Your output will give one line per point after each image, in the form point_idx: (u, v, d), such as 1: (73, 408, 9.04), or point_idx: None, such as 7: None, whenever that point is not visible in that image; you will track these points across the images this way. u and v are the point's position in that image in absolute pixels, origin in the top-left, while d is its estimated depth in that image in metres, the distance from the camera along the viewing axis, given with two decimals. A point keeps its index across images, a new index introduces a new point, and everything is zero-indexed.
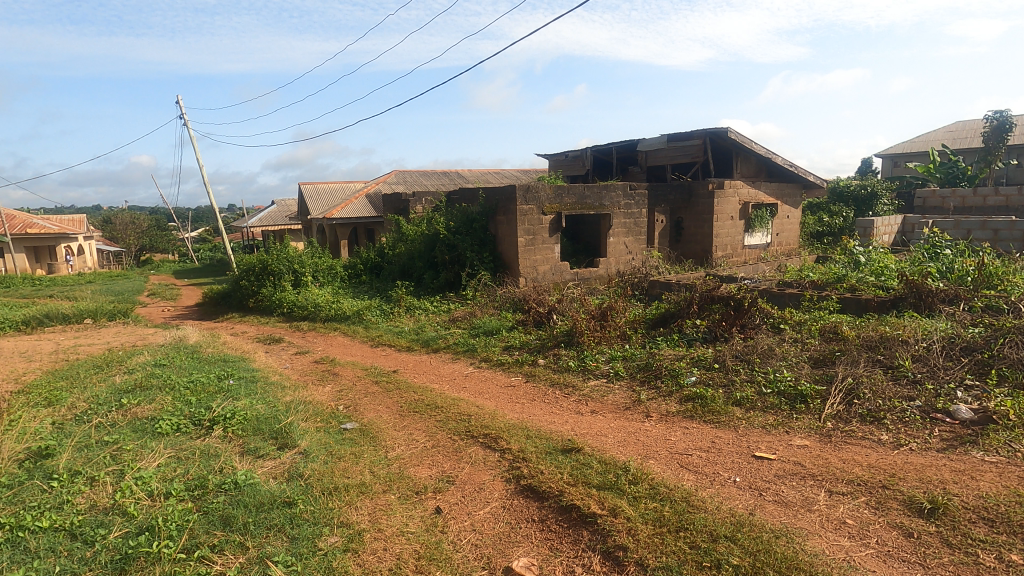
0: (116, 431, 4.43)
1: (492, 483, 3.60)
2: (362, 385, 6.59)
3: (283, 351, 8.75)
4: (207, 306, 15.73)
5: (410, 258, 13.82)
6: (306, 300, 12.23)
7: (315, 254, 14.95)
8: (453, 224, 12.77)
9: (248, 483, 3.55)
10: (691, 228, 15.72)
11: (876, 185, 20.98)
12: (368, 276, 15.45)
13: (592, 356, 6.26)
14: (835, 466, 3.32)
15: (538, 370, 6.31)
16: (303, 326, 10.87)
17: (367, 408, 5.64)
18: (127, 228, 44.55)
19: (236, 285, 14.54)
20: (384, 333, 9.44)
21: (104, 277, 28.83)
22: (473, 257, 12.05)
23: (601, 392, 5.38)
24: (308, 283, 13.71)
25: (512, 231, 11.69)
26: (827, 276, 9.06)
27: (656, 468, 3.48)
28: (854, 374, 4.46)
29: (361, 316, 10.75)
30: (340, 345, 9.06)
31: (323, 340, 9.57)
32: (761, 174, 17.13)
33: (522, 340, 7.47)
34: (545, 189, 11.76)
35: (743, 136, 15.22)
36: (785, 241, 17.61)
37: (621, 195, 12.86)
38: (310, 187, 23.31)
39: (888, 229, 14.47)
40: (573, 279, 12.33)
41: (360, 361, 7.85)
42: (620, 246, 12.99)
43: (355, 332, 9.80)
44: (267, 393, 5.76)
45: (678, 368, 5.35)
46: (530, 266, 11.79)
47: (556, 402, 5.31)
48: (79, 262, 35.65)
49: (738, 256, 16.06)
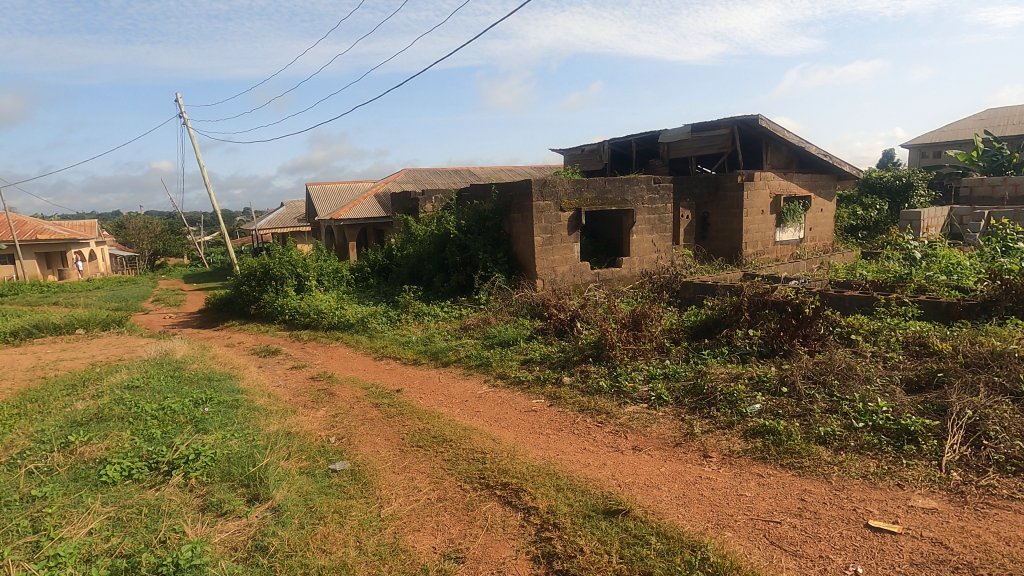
0: (49, 482, 3.61)
1: (514, 563, 2.70)
2: (360, 409, 5.72)
3: (278, 366, 7.92)
4: (209, 312, 15.05)
5: (419, 260, 12.96)
6: (309, 307, 11.42)
7: (320, 257, 14.18)
8: (464, 223, 11.89)
9: (194, 564, 2.71)
10: (719, 223, 14.72)
11: (912, 175, 19.97)
12: (376, 279, 14.68)
13: (626, 374, 5.33)
14: (998, 554, 2.36)
15: (564, 390, 5.41)
16: (303, 335, 10.08)
17: (363, 440, 4.78)
18: (140, 233, 44.46)
19: (237, 291, 13.81)
20: (389, 343, 8.58)
21: (115, 282, 28.50)
22: (486, 258, 11.17)
23: (643, 422, 4.44)
24: (312, 289, 12.92)
25: (528, 229, 10.80)
26: (884, 274, 8.08)
27: (739, 549, 2.56)
28: (974, 406, 3.48)
29: (365, 324, 9.89)
30: (341, 358, 8.21)
31: (323, 351, 8.75)
32: (793, 165, 16.01)
33: (543, 353, 6.56)
34: (563, 183, 10.85)
35: (774, 123, 14.13)
36: (819, 236, 16.47)
37: (645, 189, 11.92)
38: (318, 188, 22.67)
39: (934, 222, 13.37)
40: (594, 280, 11.41)
41: (361, 378, 6.99)
42: (644, 245, 12.05)
43: (358, 342, 8.95)
44: (246, 423, 4.91)
45: (735, 393, 4.40)
46: (548, 267, 10.87)
47: (588, 435, 4.41)
48: (92, 269, 35.51)
49: (769, 253, 14.98)
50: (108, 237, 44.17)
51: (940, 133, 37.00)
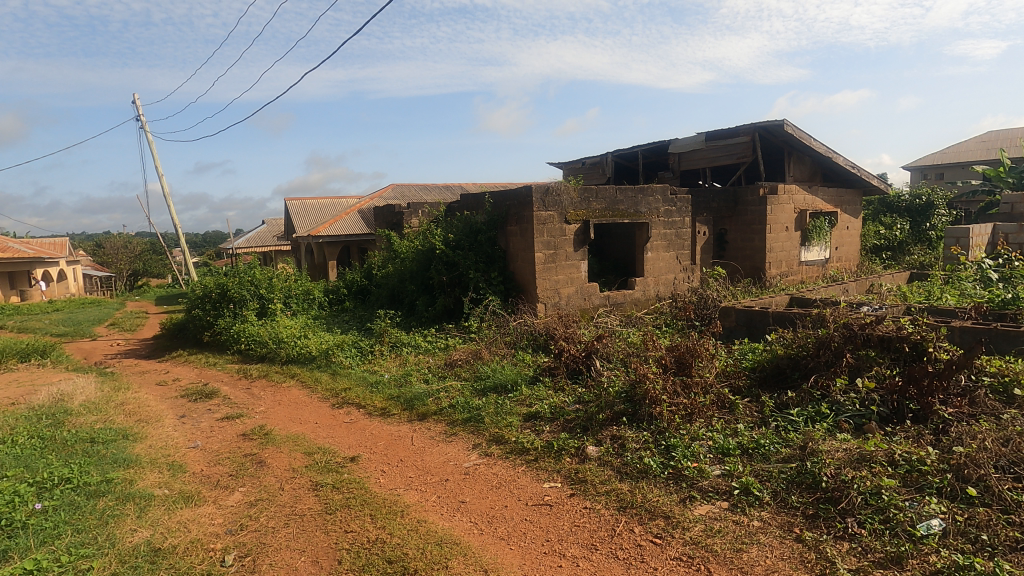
0: None
1: None
2: (290, 492, 3.93)
3: (207, 416, 6.10)
4: (162, 340, 13.14)
5: (400, 281, 11.20)
6: (267, 336, 9.62)
7: (289, 277, 12.42)
8: (453, 237, 10.19)
9: None
10: (739, 241, 13.22)
11: (934, 193, 18.86)
12: (353, 303, 12.96)
13: (683, 448, 3.60)
14: None
15: (590, 471, 3.65)
16: (254, 371, 8.26)
17: (278, 562, 2.99)
18: (119, 252, 42.42)
19: (189, 316, 11.95)
20: (353, 385, 6.78)
21: (77, 304, 26.32)
22: (478, 278, 9.49)
23: (733, 540, 2.71)
24: (275, 313, 11.14)
25: (528, 244, 9.15)
26: (972, 298, 6.51)
27: None
28: None
29: (330, 357, 8.09)
30: (290, 404, 6.41)
31: (271, 394, 6.94)
32: (817, 178, 14.54)
33: (554, 406, 4.83)
34: (569, 190, 9.24)
35: (801, 130, 12.68)
36: (846, 256, 14.95)
37: (661, 200, 10.36)
38: (297, 203, 21.02)
39: (981, 240, 11.90)
40: (604, 305, 9.76)
41: (307, 437, 5.18)
42: (660, 264, 10.45)
43: (316, 382, 7.15)
44: (94, 535, 3.11)
45: (886, 496, 2.69)
46: (551, 289, 9.19)
47: (644, 565, 2.66)
48: (60, 289, 33.31)
49: (794, 275, 13.41)
50: (84, 257, 42.12)
51: (941, 154, 36.37)
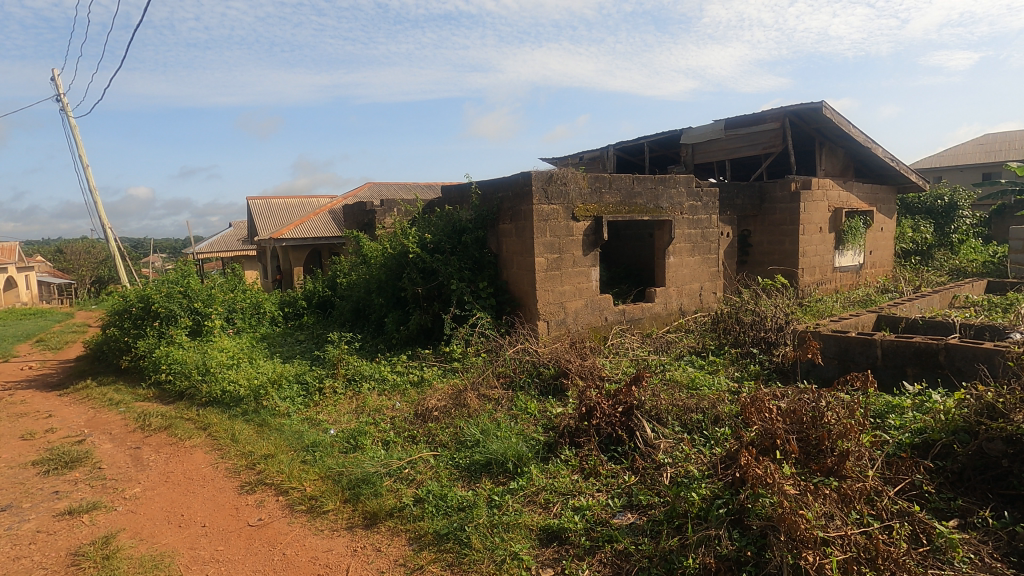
0: None
1: None
2: None
3: (42, 506, 3.96)
4: (79, 364, 10.86)
5: (366, 292, 9.13)
6: (190, 364, 7.47)
7: (234, 287, 10.25)
8: (430, 237, 8.10)
9: None
10: (766, 244, 11.38)
11: (957, 194, 17.35)
12: (313, 317, 10.86)
13: None
14: None
15: None
16: (159, 415, 6.13)
17: None
18: (81, 257, 39.57)
19: (108, 336, 9.72)
20: (281, 446, 4.70)
21: (19, 314, 23.80)
22: (463, 289, 7.48)
23: None
24: (211, 332, 8.98)
25: (525, 246, 7.14)
26: None
27: None
28: None
29: (261, 398, 6.00)
30: (181, 482, 4.29)
31: (163, 460, 4.82)
32: (848, 172, 12.78)
33: (592, 520, 2.82)
34: (576, 178, 7.26)
35: (840, 115, 10.84)
36: (880, 261, 13.17)
37: (685, 194, 8.44)
38: (261, 203, 18.82)
39: None
40: (619, 322, 7.79)
41: (172, 566, 3.09)
42: (683, 271, 8.52)
43: (232, 440, 5.05)
44: None
45: None
46: (555, 303, 7.19)
47: None
48: (7, 297, 30.57)
49: (828, 283, 11.58)
50: (40, 263, 39.30)
51: (941, 158, 35.16)
